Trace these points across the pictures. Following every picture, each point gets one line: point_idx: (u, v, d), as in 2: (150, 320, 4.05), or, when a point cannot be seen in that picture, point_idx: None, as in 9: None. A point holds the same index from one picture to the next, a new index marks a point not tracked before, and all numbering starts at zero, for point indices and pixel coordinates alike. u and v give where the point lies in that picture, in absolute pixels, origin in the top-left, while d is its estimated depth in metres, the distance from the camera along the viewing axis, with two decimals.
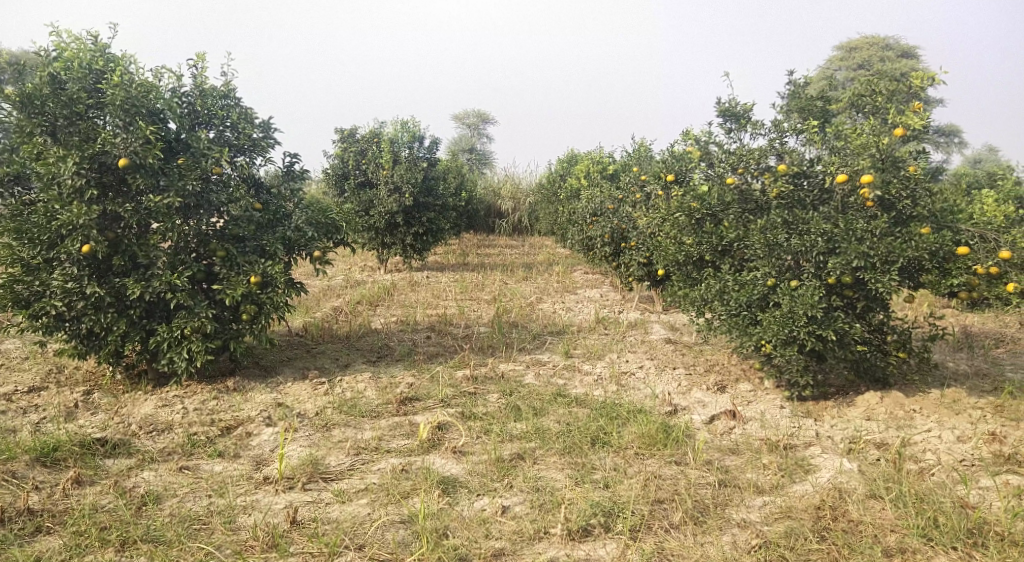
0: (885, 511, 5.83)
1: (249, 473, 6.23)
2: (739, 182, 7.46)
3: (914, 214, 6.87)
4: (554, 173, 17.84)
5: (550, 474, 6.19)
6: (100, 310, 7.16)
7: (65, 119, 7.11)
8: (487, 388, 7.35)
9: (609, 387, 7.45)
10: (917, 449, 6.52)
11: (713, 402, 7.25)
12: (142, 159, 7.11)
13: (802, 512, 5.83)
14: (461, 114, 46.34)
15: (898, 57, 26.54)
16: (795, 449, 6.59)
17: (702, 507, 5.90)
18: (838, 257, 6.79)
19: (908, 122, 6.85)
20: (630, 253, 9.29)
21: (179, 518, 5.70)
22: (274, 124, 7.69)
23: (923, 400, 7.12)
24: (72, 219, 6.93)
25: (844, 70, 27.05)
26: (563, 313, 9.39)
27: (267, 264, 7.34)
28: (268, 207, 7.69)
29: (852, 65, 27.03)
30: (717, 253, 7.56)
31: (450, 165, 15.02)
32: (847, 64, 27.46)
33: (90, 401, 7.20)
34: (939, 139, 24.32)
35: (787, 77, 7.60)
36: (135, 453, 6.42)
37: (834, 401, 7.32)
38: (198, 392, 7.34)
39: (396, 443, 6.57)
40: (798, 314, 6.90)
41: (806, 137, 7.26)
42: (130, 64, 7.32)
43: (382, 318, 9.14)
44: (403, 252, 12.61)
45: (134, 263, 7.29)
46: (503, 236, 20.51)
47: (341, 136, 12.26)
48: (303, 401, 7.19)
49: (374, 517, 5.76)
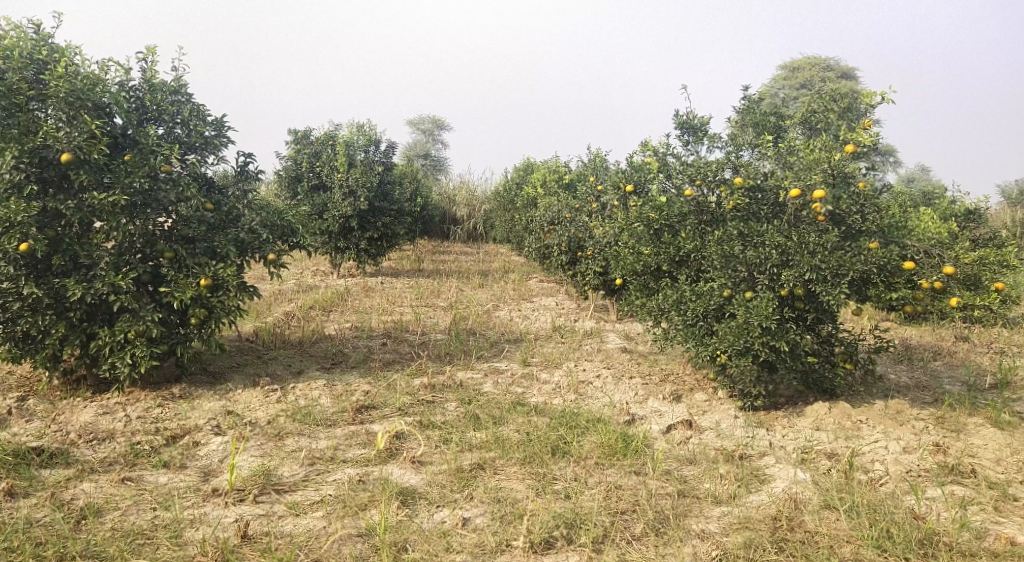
0: (839, 522, 5.93)
1: (197, 484, 6.00)
2: (696, 194, 7.57)
3: (863, 229, 7.05)
4: (509, 180, 17.80)
5: (510, 484, 6.13)
6: (38, 312, 6.84)
7: (3, 111, 6.79)
8: (445, 396, 7.26)
9: (568, 395, 7.44)
10: (867, 460, 6.67)
11: (669, 412, 7.31)
12: (87, 155, 6.83)
13: (760, 522, 5.89)
14: (422, 118, 46.11)
15: (840, 78, 27.28)
16: (750, 459, 6.68)
17: (663, 518, 5.92)
18: (791, 270, 6.92)
19: (859, 140, 7.04)
20: (586, 262, 9.33)
21: (123, 533, 5.46)
22: (227, 122, 7.47)
23: (870, 411, 7.28)
24: (9, 215, 6.59)
25: (787, 89, 27.72)
26: (520, 321, 9.37)
27: (218, 266, 7.11)
28: (220, 206, 7.47)
29: (795, 85, 27.67)
30: (674, 263, 7.62)
31: (403, 171, 14.90)
32: (789, 84, 28.11)
33: (24, 407, 6.86)
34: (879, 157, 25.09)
35: (742, 92, 7.74)
36: (74, 464, 6.12)
37: (785, 411, 7.45)
38: (141, 399, 7.07)
39: (352, 453, 6.43)
40: (753, 325, 6.95)
41: (760, 151, 7.37)
42: (75, 55, 7.02)
43: (335, 324, 8.96)
44: (357, 256, 12.39)
45: (74, 264, 6.99)
46: (458, 242, 20.40)
47: (294, 137, 11.96)
48: (254, 409, 6.98)
49: (331, 530, 5.60)
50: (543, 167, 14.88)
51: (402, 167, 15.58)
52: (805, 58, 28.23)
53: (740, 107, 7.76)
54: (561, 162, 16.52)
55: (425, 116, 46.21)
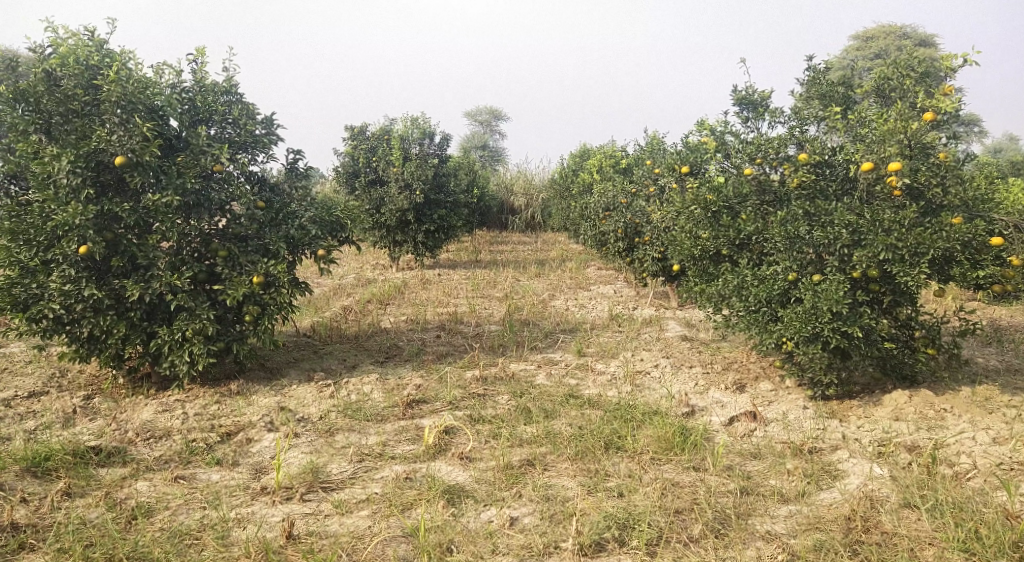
0: (920, 522, 5.51)
1: (247, 482, 5.97)
2: (757, 172, 7.13)
3: (944, 204, 6.53)
4: (566, 167, 17.60)
5: (560, 481, 5.90)
6: (100, 312, 6.93)
7: (61, 117, 6.92)
8: (497, 389, 7.10)
9: (624, 387, 7.18)
10: (951, 452, 6.18)
11: (732, 402, 6.97)
12: (140, 157, 6.87)
13: (831, 523, 5.52)
14: (478, 110, 46.72)
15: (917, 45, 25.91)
16: (821, 453, 6.28)
17: (723, 518, 5.60)
18: (864, 250, 6.46)
19: (938, 107, 6.50)
20: (644, 249, 9.08)
21: (171, 533, 5.43)
22: (277, 121, 7.45)
23: (954, 399, 6.75)
24: (67, 219, 6.66)
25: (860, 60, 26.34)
26: (576, 310, 9.14)
27: (269, 264, 7.13)
28: (272, 204, 7.45)
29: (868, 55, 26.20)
30: (734, 247, 7.22)
31: (459, 163, 14.84)
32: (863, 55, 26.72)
33: (88, 406, 6.95)
34: (959, 127, 23.64)
35: (807, 62, 7.25)
36: (130, 462, 6.15)
37: (860, 400, 6.99)
38: (199, 396, 7.13)
39: (401, 449, 6.31)
40: (821, 310, 6.54)
41: (828, 125, 6.92)
42: (129, 60, 7.11)
43: (392, 317, 8.91)
44: (414, 249, 12.29)
45: (133, 264, 7.08)
46: (517, 232, 20.24)
47: (350, 133, 11.96)
48: (307, 405, 6.95)
49: (376, 530, 5.46)
50: (601, 152, 14.60)
51: (460, 159, 15.52)
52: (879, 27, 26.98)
53: (806, 79, 7.29)
54: (620, 146, 16.22)
55: (480, 110, 46.72)
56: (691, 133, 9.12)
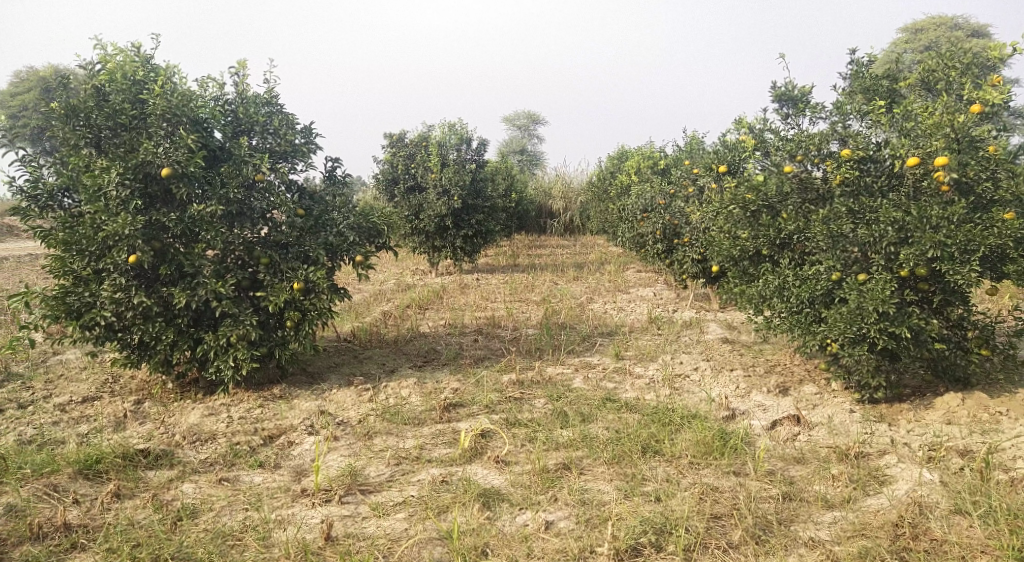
0: (972, 529, 5.28)
1: (288, 485, 5.98)
2: (798, 170, 6.97)
3: (995, 198, 6.31)
4: (604, 169, 17.47)
5: (596, 485, 5.80)
6: (149, 319, 7.02)
7: (110, 131, 7.07)
8: (534, 393, 7.05)
9: (663, 390, 7.09)
10: (1007, 456, 5.90)
11: (775, 406, 6.82)
12: (185, 168, 6.97)
13: (878, 529, 5.32)
14: (517, 117, 46.67)
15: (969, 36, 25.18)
16: (868, 458, 6.06)
17: (765, 524, 5.42)
18: (911, 248, 6.25)
19: (986, 98, 6.30)
20: (683, 251, 9.07)
21: (214, 534, 5.46)
22: (316, 130, 7.54)
23: (1010, 400, 6.48)
24: (117, 230, 6.76)
25: (911, 53, 25.52)
26: (614, 314, 9.08)
27: (309, 270, 7.20)
28: (311, 212, 7.52)
29: (918, 47, 25.45)
30: (775, 246, 7.08)
31: (497, 168, 14.88)
32: (914, 47, 25.81)
33: (139, 411, 7.06)
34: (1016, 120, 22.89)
35: (850, 55, 7.08)
36: (177, 465, 6.21)
37: (910, 403, 6.77)
38: (244, 400, 7.19)
39: (438, 453, 6.28)
40: (867, 310, 6.36)
41: (871, 119, 6.70)
42: (174, 75, 7.21)
43: (431, 322, 8.94)
44: (453, 254, 12.38)
45: (180, 273, 7.15)
46: (556, 235, 20.20)
47: (391, 140, 12.22)
48: (346, 409, 6.97)
49: (411, 533, 5.42)
50: (640, 152, 14.45)
51: (496, 164, 15.55)
52: (930, 18, 26.31)
53: (849, 73, 7.11)
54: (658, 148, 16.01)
55: (520, 114, 46.74)
56: (729, 132, 9.12)
